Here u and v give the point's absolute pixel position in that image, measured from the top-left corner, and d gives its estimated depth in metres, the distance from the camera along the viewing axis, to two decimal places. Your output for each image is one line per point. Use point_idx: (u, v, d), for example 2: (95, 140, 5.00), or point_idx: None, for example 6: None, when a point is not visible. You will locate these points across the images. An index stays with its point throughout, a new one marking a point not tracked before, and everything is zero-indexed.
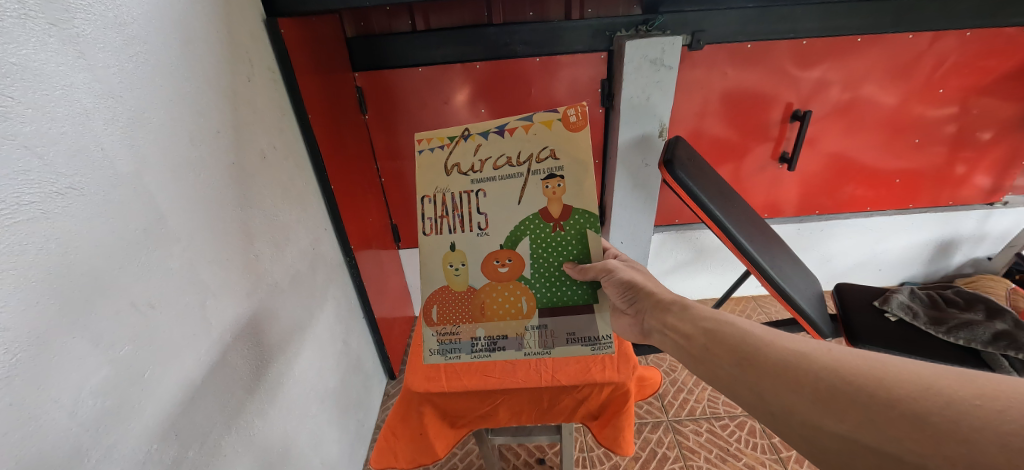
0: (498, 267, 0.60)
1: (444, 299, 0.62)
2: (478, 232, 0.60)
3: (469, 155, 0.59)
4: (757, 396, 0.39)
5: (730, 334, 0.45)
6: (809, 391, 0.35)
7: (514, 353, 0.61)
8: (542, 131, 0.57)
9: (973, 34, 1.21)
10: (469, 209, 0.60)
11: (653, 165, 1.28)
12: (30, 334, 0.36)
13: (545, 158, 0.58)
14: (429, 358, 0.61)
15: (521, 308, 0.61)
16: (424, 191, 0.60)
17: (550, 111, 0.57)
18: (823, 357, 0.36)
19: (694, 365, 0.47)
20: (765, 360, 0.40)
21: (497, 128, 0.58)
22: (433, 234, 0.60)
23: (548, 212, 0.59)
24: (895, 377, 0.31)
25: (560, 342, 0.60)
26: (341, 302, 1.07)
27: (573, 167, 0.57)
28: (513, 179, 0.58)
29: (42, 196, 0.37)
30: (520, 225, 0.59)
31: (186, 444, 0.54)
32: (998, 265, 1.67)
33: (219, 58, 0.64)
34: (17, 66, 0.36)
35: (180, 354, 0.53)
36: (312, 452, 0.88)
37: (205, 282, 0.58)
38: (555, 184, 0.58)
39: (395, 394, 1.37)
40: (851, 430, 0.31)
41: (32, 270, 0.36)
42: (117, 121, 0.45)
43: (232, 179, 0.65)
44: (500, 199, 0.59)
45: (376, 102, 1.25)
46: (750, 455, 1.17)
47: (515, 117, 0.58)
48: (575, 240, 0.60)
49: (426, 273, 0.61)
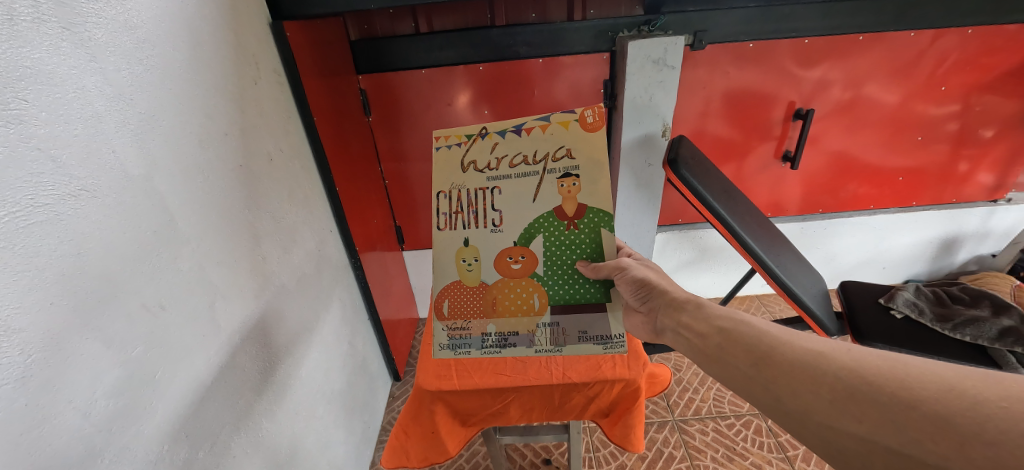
0: (511, 264, 0.60)
1: (456, 294, 0.61)
2: (492, 228, 0.60)
3: (485, 152, 0.59)
4: (772, 397, 0.38)
5: (746, 333, 0.44)
6: (827, 391, 0.34)
7: (525, 350, 0.60)
8: (559, 131, 0.58)
9: (974, 31, 1.21)
10: (484, 205, 0.60)
11: (656, 165, 1.28)
12: (45, 334, 0.36)
13: (561, 157, 0.58)
14: (440, 353, 0.62)
15: (533, 305, 0.61)
16: (440, 186, 0.60)
17: (568, 112, 0.58)
18: (841, 357, 0.36)
19: (709, 365, 0.47)
20: (781, 359, 0.39)
21: (514, 127, 0.59)
22: (447, 229, 0.60)
23: (563, 210, 0.59)
24: (918, 378, 0.31)
25: (572, 340, 0.60)
26: (347, 303, 1.07)
27: (588, 167, 0.58)
28: (529, 177, 0.59)
29: (54, 198, 0.38)
30: (535, 222, 0.59)
31: (197, 444, 0.54)
32: (1002, 262, 1.64)
33: (226, 61, 0.64)
34: (31, 69, 0.36)
35: (191, 355, 0.53)
36: (319, 452, 0.88)
37: (213, 283, 0.58)
38: (571, 183, 0.58)
39: (400, 395, 1.37)
40: (870, 432, 0.31)
41: (46, 272, 0.37)
42: (129, 124, 0.46)
43: (239, 182, 0.65)
44: (515, 197, 0.59)
45: (380, 105, 1.26)
46: (758, 454, 1.17)
47: (534, 116, 0.59)
48: (589, 238, 0.60)
49: (439, 267, 0.61)
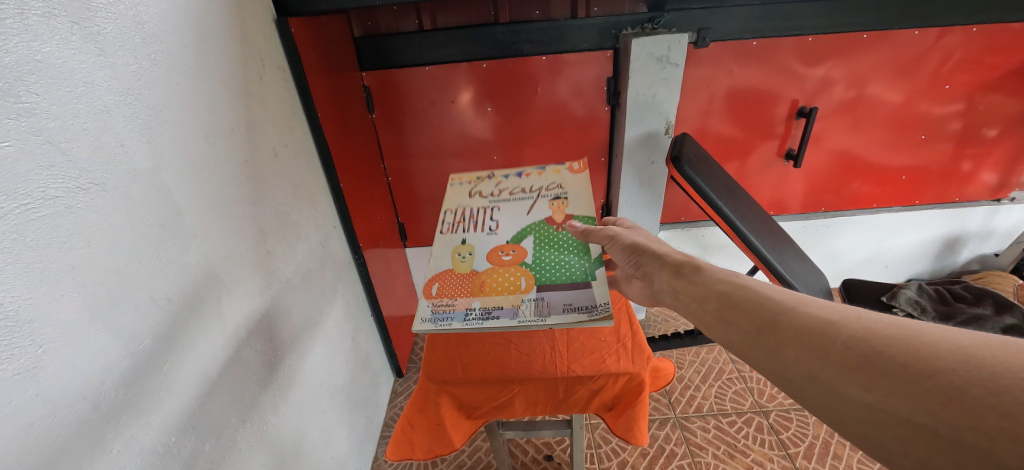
0: (503, 256, 0.67)
1: (447, 279, 0.64)
2: (488, 232, 0.73)
3: (492, 186, 0.84)
4: (774, 364, 0.36)
5: (748, 298, 0.42)
6: (836, 359, 0.32)
7: (509, 322, 0.55)
8: (549, 175, 0.85)
9: (978, 30, 1.20)
10: (484, 217, 0.76)
11: (659, 162, 1.28)
12: (57, 325, 0.37)
13: (551, 188, 0.81)
14: (418, 327, 0.56)
15: (520, 286, 0.61)
16: (451, 205, 0.79)
17: (556, 165, 0.86)
18: (851, 326, 0.34)
19: (705, 328, 0.45)
20: (787, 327, 0.37)
21: (515, 174, 0.86)
22: (448, 233, 0.73)
23: (552, 219, 0.73)
24: (933, 347, 0.29)
25: (558, 310, 0.56)
26: (350, 299, 1.07)
27: (573, 193, 0.78)
28: (525, 199, 0.79)
29: (65, 191, 0.38)
30: (528, 228, 0.73)
31: (203, 437, 0.54)
32: (1005, 262, 1.62)
33: (232, 57, 0.64)
34: (41, 63, 0.36)
35: (197, 348, 0.54)
36: (322, 447, 0.89)
37: (220, 277, 0.59)
38: (560, 203, 0.77)
39: (403, 391, 1.38)
40: (879, 400, 0.29)
41: (58, 264, 0.37)
42: (137, 119, 0.46)
43: (245, 177, 0.66)
44: (513, 211, 0.77)
45: (383, 101, 1.26)
46: (759, 452, 1.17)
47: (530, 168, 0.87)
48: (574, 237, 0.70)
49: (437, 261, 0.69)
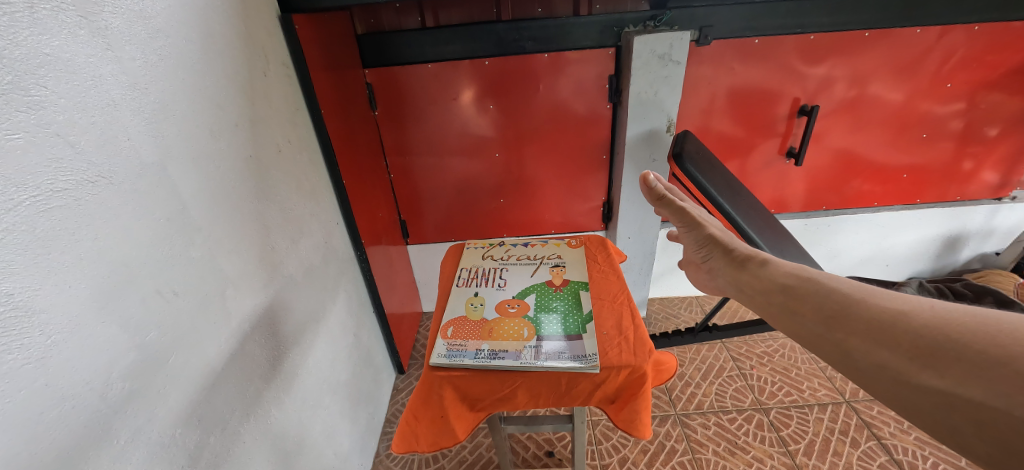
0: (509, 307, 0.81)
1: (460, 324, 0.77)
2: (497, 286, 0.87)
3: (501, 251, 1.00)
4: (842, 354, 0.38)
5: (817, 291, 0.44)
6: (907, 348, 0.33)
7: (512, 363, 0.68)
8: (551, 246, 1.01)
9: (980, 28, 1.20)
10: (494, 275, 0.91)
11: (661, 161, 1.29)
12: (65, 315, 0.37)
13: (552, 256, 0.97)
14: (435, 361, 0.69)
15: (523, 334, 0.74)
16: (466, 264, 0.95)
17: (558, 239, 1.03)
18: (924, 317, 0.34)
19: (773, 321, 0.47)
20: (855, 318, 0.38)
21: (523, 243, 1.03)
22: (462, 285, 0.88)
23: (552, 282, 0.87)
24: (1010, 334, 0.29)
25: (552, 357, 0.69)
26: (352, 295, 1.08)
27: (571, 262, 0.94)
28: (529, 263, 0.94)
29: (73, 184, 0.38)
30: (531, 286, 0.87)
31: (208, 430, 0.55)
32: (1006, 260, 1.64)
33: (237, 53, 0.65)
34: (50, 57, 0.37)
35: (203, 342, 0.54)
36: (325, 442, 0.89)
37: (225, 272, 0.59)
38: (559, 269, 0.91)
39: (404, 388, 1.39)
40: (952, 386, 0.30)
41: (66, 256, 0.38)
42: (143, 113, 0.46)
43: (250, 172, 0.66)
44: (519, 272, 0.91)
45: (386, 99, 1.26)
46: (759, 448, 1.17)
47: (535, 239, 1.04)
48: (570, 296, 0.83)
49: (452, 308, 0.82)
